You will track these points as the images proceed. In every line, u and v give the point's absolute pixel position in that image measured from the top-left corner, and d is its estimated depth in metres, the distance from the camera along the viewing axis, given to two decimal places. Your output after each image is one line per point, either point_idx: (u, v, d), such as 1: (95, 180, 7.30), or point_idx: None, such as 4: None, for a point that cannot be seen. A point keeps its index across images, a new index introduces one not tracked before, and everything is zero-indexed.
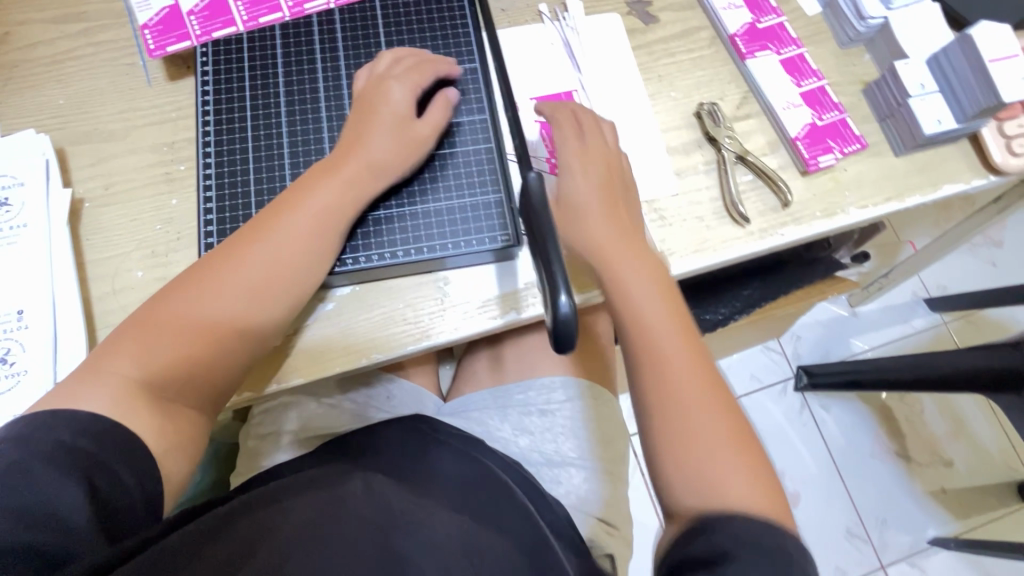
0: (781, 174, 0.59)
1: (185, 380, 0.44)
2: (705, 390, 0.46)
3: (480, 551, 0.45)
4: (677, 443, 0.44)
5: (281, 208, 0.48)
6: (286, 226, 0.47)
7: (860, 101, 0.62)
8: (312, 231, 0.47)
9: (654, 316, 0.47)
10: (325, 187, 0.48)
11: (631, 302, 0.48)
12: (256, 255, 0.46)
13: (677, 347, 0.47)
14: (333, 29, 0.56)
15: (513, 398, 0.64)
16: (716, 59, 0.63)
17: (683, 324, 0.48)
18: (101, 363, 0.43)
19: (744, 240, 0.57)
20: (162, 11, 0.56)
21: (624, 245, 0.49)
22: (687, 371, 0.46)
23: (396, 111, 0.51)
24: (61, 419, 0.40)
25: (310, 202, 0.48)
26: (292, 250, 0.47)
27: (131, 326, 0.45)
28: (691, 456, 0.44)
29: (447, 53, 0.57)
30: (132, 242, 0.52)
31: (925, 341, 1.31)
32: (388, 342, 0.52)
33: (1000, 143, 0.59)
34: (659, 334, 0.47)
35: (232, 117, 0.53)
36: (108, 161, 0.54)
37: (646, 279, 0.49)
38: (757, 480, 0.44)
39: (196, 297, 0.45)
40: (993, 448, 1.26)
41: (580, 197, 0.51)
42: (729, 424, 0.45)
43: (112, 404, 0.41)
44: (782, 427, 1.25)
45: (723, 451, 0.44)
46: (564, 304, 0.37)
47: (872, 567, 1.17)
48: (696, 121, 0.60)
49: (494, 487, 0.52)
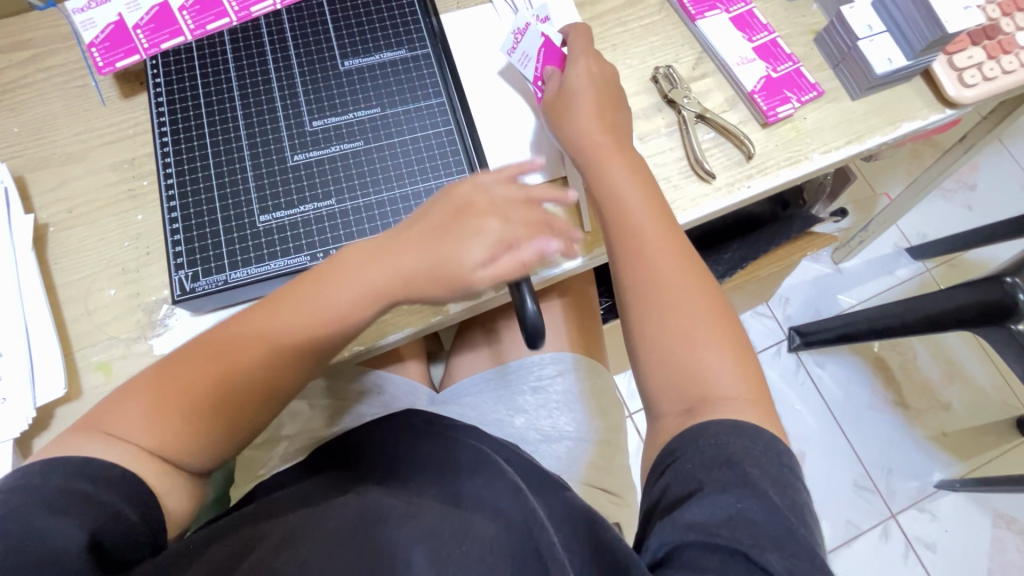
0: (742, 129, 0.59)
1: (196, 430, 0.44)
2: (673, 256, 0.48)
3: (469, 532, 0.42)
4: (649, 317, 0.47)
5: (304, 289, 0.46)
6: (298, 322, 0.45)
7: (812, 51, 0.63)
8: (322, 332, 0.45)
9: (635, 203, 0.49)
10: (348, 286, 0.45)
11: (615, 188, 0.50)
12: (262, 346, 0.45)
13: (651, 224, 0.49)
14: (282, 30, 0.56)
15: (506, 378, 0.65)
16: (667, 23, 0.63)
17: (661, 210, 0.50)
18: (107, 414, 0.43)
19: (712, 196, 0.57)
20: (107, 28, 0.55)
21: (611, 138, 0.51)
22: (664, 251, 0.48)
23: (475, 228, 0.45)
24: (60, 459, 0.40)
25: (332, 301, 0.45)
26: (308, 341, 0.45)
27: (153, 377, 0.44)
28: (658, 318, 0.46)
29: (398, 41, 0.57)
30: (101, 261, 0.52)
31: (910, 289, 1.32)
32: (381, 332, 0.53)
33: (953, 76, 0.60)
34: (636, 221, 0.49)
35: (189, 126, 0.53)
36: (69, 183, 0.54)
37: (628, 170, 0.50)
38: (711, 329, 0.46)
39: (195, 365, 0.44)
40: (988, 387, 1.28)
41: (584, 104, 0.52)
42: (694, 286, 0.47)
43: (122, 445, 0.42)
44: (779, 387, 1.26)
45: (683, 301, 0.46)
46: (529, 308, 0.45)
47: (883, 516, 1.18)
48: (654, 86, 0.61)
49: (486, 470, 0.51)
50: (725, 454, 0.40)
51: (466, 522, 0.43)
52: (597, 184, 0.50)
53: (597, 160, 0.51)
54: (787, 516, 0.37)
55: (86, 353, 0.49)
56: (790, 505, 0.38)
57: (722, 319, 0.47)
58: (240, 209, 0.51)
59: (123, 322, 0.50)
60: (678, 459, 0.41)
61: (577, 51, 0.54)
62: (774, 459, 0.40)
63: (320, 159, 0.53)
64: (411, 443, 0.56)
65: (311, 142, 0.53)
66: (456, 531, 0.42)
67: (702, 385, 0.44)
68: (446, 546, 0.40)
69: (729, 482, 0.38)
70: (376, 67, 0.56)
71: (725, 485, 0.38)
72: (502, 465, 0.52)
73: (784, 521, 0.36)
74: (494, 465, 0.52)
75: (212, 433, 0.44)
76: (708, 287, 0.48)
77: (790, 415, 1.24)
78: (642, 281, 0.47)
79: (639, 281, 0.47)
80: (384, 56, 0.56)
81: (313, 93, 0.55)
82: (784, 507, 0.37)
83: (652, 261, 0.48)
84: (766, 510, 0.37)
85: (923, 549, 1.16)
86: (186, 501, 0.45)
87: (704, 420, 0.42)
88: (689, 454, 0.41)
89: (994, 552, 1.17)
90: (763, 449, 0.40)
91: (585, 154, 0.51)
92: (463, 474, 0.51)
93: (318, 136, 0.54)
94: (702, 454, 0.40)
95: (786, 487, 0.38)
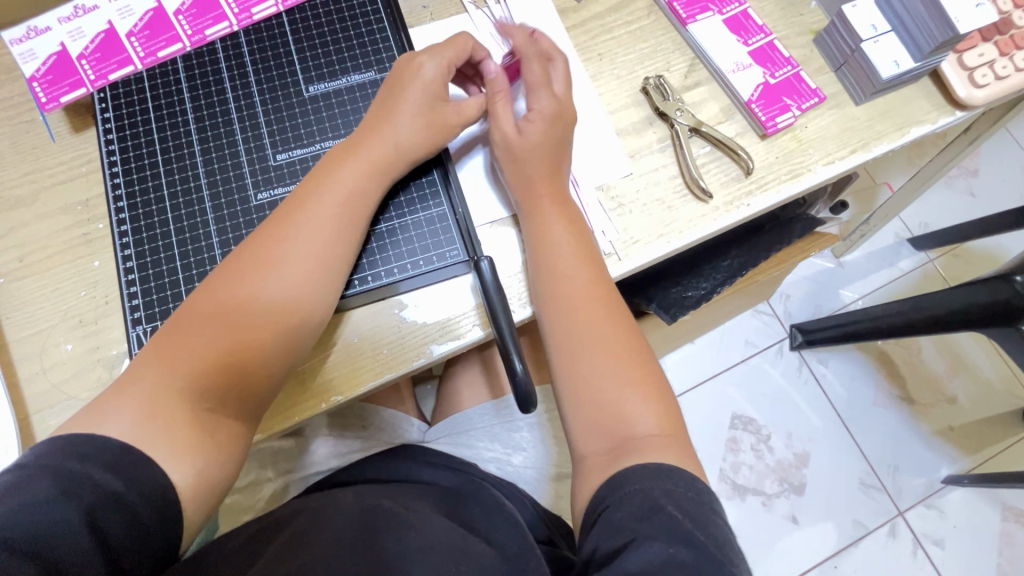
0: (739, 141, 0.56)
1: (231, 357, 0.41)
2: (599, 308, 0.47)
3: (466, 550, 0.44)
4: (580, 374, 0.46)
5: (302, 194, 0.45)
6: (312, 214, 0.45)
7: (812, 52, 0.59)
8: (343, 214, 0.45)
9: (567, 255, 0.48)
10: (349, 170, 0.46)
11: (548, 239, 0.49)
12: (284, 250, 0.43)
13: (581, 277, 0.48)
14: (240, 53, 0.53)
15: (500, 412, 0.62)
16: (656, 29, 0.59)
17: (594, 261, 0.49)
18: (114, 398, 0.39)
19: (708, 217, 0.54)
20: (49, 59, 0.52)
21: (550, 182, 0.50)
22: (596, 308, 0.47)
23: (428, 90, 0.48)
24: (96, 435, 0.37)
25: (340, 182, 0.46)
26: (329, 230, 0.45)
27: (168, 330, 0.42)
28: (577, 364, 0.46)
29: (366, 62, 0.53)
30: (57, 313, 0.48)
31: (913, 281, 1.29)
32: (359, 380, 0.48)
33: (963, 76, 0.57)
34: (567, 273, 0.48)
35: (142, 165, 0.50)
36: (18, 230, 0.50)
37: (565, 218, 0.49)
38: (644, 389, 0.45)
39: (218, 297, 0.42)
40: (993, 378, 1.25)
41: (536, 140, 0.49)
42: (625, 343, 0.47)
43: (131, 428, 0.38)
44: (783, 388, 1.23)
45: (613, 358, 0.46)
46: (518, 369, 0.46)
47: (890, 515, 1.16)
48: (644, 97, 0.57)
49: (487, 500, 0.54)
50: (649, 499, 0.38)
51: (461, 537, 0.46)
52: (532, 233, 0.50)
53: (533, 211, 0.50)
54: (714, 553, 0.36)
55: (45, 415, 0.46)
56: (719, 545, 0.36)
57: (652, 377, 0.46)
58: (201, 254, 0.48)
59: (82, 381, 0.47)
60: (609, 507, 0.39)
61: (531, 80, 0.51)
62: (694, 498, 0.39)
63: (285, 195, 0.49)
64: (408, 470, 0.57)
65: (274, 177, 0.50)
66: (455, 547, 0.44)
67: (625, 430, 0.44)
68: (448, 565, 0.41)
69: (660, 525, 0.37)
70: (343, 92, 0.52)
71: (655, 533, 0.36)
72: (503, 502, 0.54)
73: (716, 561, 0.35)
74: (502, 505, 0.52)
75: (250, 356, 0.42)
76: (639, 346, 0.47)
77: (792, 417, 1.21)
78: (569, 336, 0.47)
79: (570, 336, 0.47)
80: (353, 81, 0.53)
81: (276, 123, 0.51)
82: (703, 537, 0.36)
83: (580, 317, 0.47)
84: (696, 551, 0.35)
85: (931, 546, 1.14)
86: (223, 470, 0.41)
87: (661, 463, 0.41)
88: (618, 502, 0.39)
89: (1003, 547, 1.15)
90: (684, 490, 0.39)
91: (528, 201, 0.50)
92: (464, 499, 0.53)
93: (285, 170, 0.50)
94: (630, 501, 0.39)
95: (708, 525, 0.38)
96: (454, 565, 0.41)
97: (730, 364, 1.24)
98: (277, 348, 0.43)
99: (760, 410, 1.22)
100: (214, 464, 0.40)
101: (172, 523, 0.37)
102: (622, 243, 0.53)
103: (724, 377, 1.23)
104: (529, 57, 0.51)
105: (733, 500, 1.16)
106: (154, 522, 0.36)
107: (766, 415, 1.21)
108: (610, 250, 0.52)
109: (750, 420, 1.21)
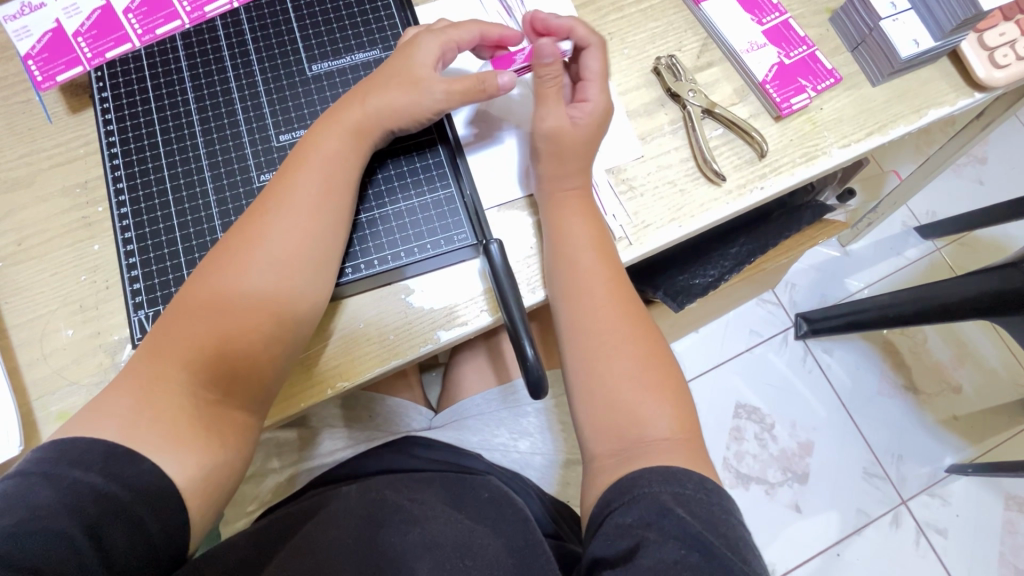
0: (753, 123, 0.54)
1: (227, 341, 0.40)
2: (615, 307, 0.47)
3: (472, 546, 0.44)
4: (594, 373, 0.45)
5: (295, 179, 0.44)
6: (309, 197, 0.43)
7: (828, 32, 0.57)
8: (338, 197, 0.45)
9: (586, 252, 0.47)
10: (344, 153, 0.45)
11: (567, 235, 0.48)
12: (276, 237, 0.42)
13: (599, 275, 0.47)
14: (240, 30, 0.51)
15: (507, 399, 0.62)
16: (667, 7, 0.57)
17: (612, 259, 0.48)
18: (117, 390, 0.38)
19: (721, 200, 0.52)
20: (43, 37, 0.50)
21: (573, 172, 0.48)
22: (612, 308, 0.47)
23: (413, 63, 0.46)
24: (99, 440, 0.36)
25: (333, 164, 0.45)
26: (320, 208, 0.44)
27: (171, 316, 0.41)
28: (592, 366, 0.46)
29: (371, 41, 0.52)
30: (56, 298, 0.47)
31: (920, 270, 1.28)
32: (366, 365, 0.47)
33: (983, 56, 0.55)
34: (586, 270, 0.47)
35: (142, 145, 0.49)
36: (15, 213, 0.49)
37: (584, 215, 0.48)
38: (659, 391, 0.45)
39: (221, 280, 0.41)
40: (999, 367, 1.24)
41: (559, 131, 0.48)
42: (641, 343, 0.46)
43: (133, 417, 0.37)
44: (787, 377, 1.23)
45: (628, 360, 0.45)
46: (530, 355, 0.45)
47: (895, 503, 1.16)
48: (656, 78, 0.55)
49: (496, 493, 0.52)
50: (657, 502, 0.38)
51: (467, 532, 0.45)
52: (549, 227, 0.49)
53: (553, 204, 0.49)
54: (730, 559, 0.35)
55: (46, 400, 0.45)
56: (734, 548, 0.36)
57: (668, 379, 0.46)
58: (204, 237, 0.47)
59: (83, 366, 0.46)
60: (616, 511, 0.39)
61: (587, 72, 0.49)
62: (704, 501, 0.38)
63: None
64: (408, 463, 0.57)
65: (277, 158, 0.49)
66: (460, 543, 0.44)
67: (638, 431, 0.43)
68: (452, 564, 0.42)
69: (671, 529, 0.36)
70: (347, 70, 0.51)
71: (665, 537, 0.36)
72: (513, 498, 0.52)
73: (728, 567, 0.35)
74: (508, 495, 0.52)
75: (246, 343, 0.40)
76: (655, 346, 0.47)
77: (796, 406, 1.21)
78: (585, 335, 0.46)
79: (586, 333, 0.46)
80: (358, 60, 0.51)
81: (279, 102, 0.50)
82: (715, 540, 0.36)
83: (597, 317, 0.46)
84: (704, 554, 0.35)
85: (934, 535, 1.14)
86: (230, 461, 0.40)
87: (673, 465, 0.40)
88: (627, 507, 0.38)
89: (1005, 535, 1.15)
90: (692, 492, 0.39)
91: (547, 194, 0.49)
92: (470, 489, 0.52)
93: (288, 151, 0.49)
94: (637, 505, 0.38)
95: (718, 526, 0.37)
96: (457, 561, 0.43)
97: (733, 353, 1.24)
98: (276, 330, 0.42)
99: (764, 398, 1.21)
100: (226, 456, 0.40)
101: (178, 527, 0.37)
102: (633, 227, 0.51)
103: (728, 366, 1.23)
104: (592, 45, 0.49)
105: (737, 489, 1.15)
106: (157, 526, 0.36)
107: (770, 404, 1.21)
108: (621, 234, 0.51)
109: (754, 409, 1.20)
